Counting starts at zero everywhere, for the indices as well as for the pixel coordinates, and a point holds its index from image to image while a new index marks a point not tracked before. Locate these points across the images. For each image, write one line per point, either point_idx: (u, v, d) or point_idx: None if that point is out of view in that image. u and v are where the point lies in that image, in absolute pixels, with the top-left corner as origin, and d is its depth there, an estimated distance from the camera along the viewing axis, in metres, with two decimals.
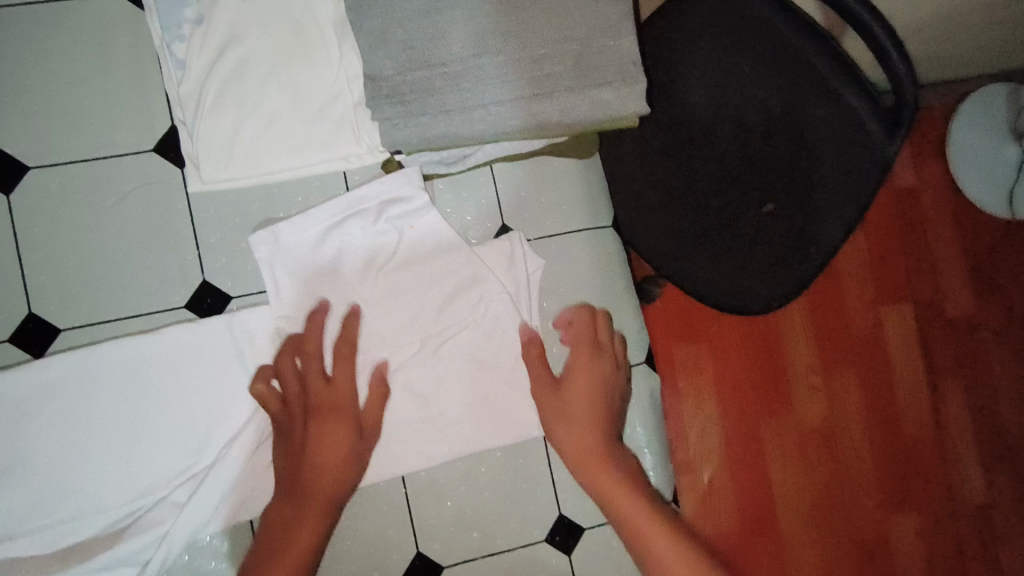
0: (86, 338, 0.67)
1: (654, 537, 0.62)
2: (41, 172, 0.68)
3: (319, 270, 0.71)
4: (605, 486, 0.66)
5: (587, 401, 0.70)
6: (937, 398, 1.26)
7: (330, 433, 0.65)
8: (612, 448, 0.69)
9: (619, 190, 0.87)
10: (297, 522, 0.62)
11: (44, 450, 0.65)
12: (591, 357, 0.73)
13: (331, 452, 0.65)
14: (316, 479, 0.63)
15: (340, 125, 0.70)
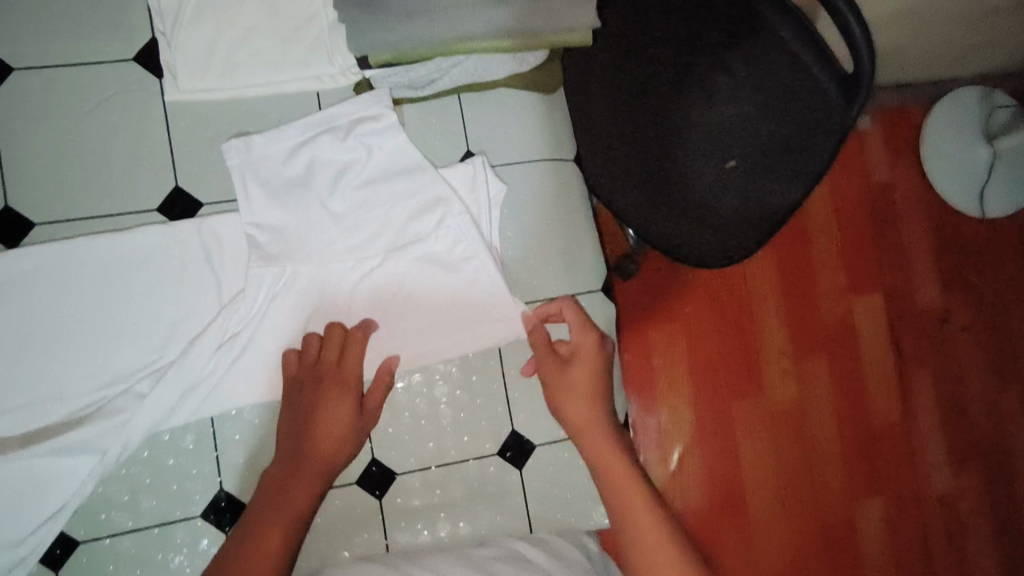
0: (59, 234, 0.70)
1: (641, 512, 0.66)
2: (21, 73, 0.70)
3: (288, 181, 0.74)
4: (603, 458, 0.69)
5: (595, 377, 0.73)
6: (906, 388, 1.30)
7: (336, 408, 0.68)
8: (612, 425, 0.71)
9: (586, 137, 0.85)
10: (295, 488, 0.65)
11: (13, 336, 0.67)
12: (595, 337, 0.74)
13: (331, 429, 0.68)
14: (314, 451, 0.67)
15: (314, 46, 0.74)
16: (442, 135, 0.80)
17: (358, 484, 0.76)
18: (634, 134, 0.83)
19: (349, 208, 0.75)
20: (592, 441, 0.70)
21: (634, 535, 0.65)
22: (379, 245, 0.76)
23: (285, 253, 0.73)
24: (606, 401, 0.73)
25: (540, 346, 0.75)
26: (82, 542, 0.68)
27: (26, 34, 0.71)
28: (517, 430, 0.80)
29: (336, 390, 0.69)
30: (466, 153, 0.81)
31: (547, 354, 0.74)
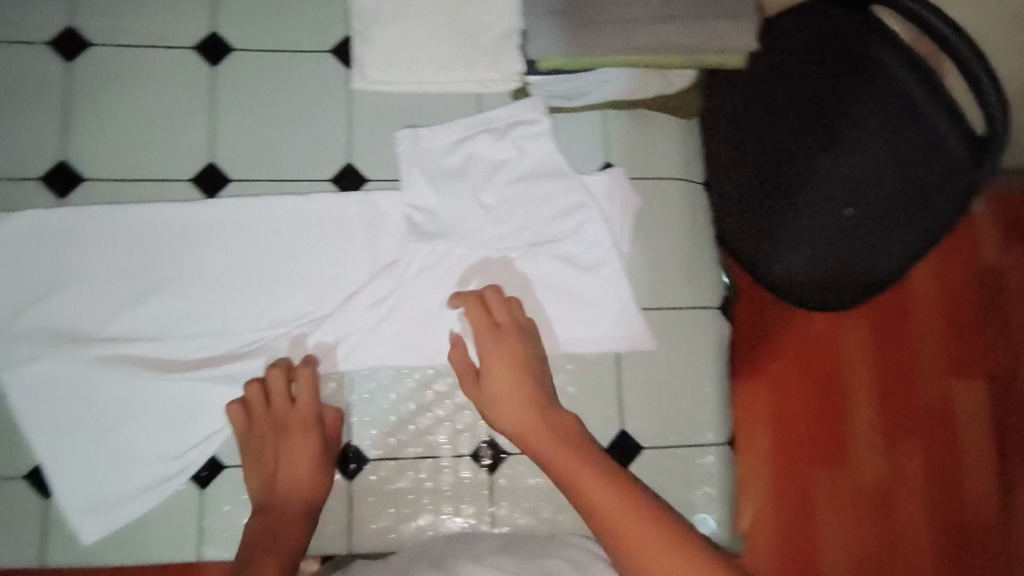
0: (249, 191, 0.80)
1: (611, 502, 0.64)
2: (239, 53, 0.82)
3: (446, 170, 0.82)
4: (558, 460, 0.68)
5: (524, 376, 0.73)
6: (1009, 485, 1.21)
7: (303, 450, 0.74)
8: (566, 432, 0.70)
9: (720, 175, 0.90)
10: (288, 525, 0.72)
11: (200, 273, 0.77)
12: (513, 334, 0.75)
13: (303, 471, 0.74)
14: (295, 490, 0.73)
15: (483, 53, 0.83)
16: (584, 144, 0.86)
17: (470, 457, 0.78)
18: (765, 169, 0.89)
19: (496, 200, 0.82)
20: (538, 441, 0.70)
21: (614, 533, 0.63)
22: (520, 237, 0.82)
23: (435, 232, 0.81)
24: (540, 394, 0.72)
25: (484, 355, 0.74)
26: (228, 466, 0.76)
27: (247, 20, 0.82)
28: (626, 430, 0.82)
29: (292, 436, 0.75)
30: (602, 164, 0.86)
31: (483, 354, 0.74)
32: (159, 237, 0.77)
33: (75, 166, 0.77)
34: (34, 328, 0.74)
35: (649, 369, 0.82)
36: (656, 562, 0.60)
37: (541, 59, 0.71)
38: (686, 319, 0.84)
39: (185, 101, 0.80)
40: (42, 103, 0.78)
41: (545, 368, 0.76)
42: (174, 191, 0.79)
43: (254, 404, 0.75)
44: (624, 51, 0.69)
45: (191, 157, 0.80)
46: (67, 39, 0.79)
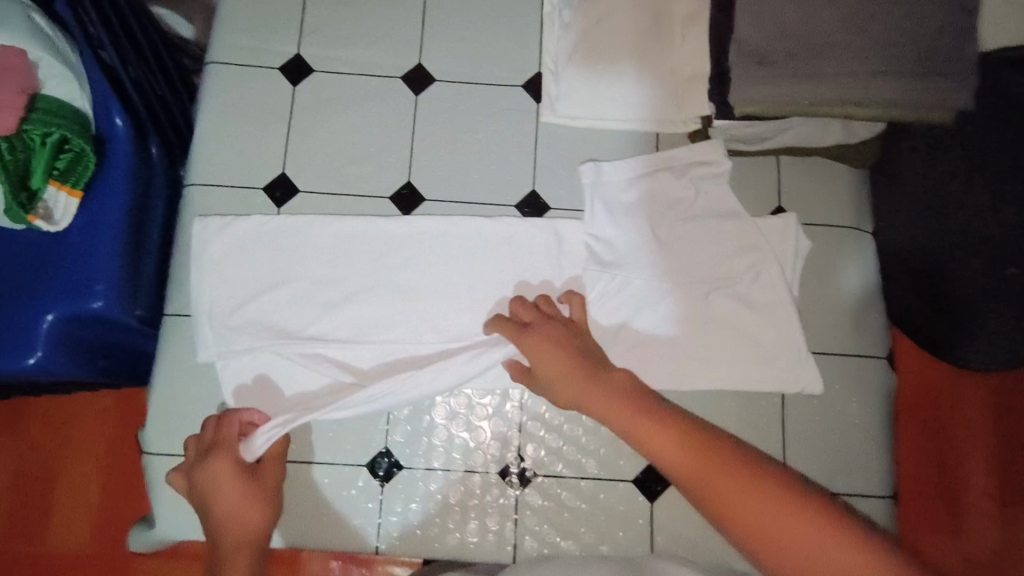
0: (441, 210, 0.86)
1: (670, 440, 0.61)
2: (440, 85, 0.89)
3: (625, 204, 0.86)
4: (619, 419, 0.65)
5: (569, 350, 0.71)
6: None
7: (235, 484, 0.70)
8: (609, 383, 0.68)
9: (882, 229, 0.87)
10: (235, 560, 0.65)
11: (396, 284, 0.84)
12: (561, 326, 0.75)
13: (249, 508, 0.69)
14: (240, 529, 0.68)
15: (668, 96, 0.86)
16: (759, 189, 0.88)
17: (633, 482, 0.82)
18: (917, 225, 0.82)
19: (671, 235, 0.85)
20: (598, 406, 0.67)
21: (678, 472, 0.59)
22: (696, 274, 0.84)
23: (612, 261, 0.84)
24: (583, 359, 0.71)
25: (530, 352, 0.73)
26: (404, 468, 0.81)
27: (450, 55, 0.89)
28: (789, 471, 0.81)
29: (220, 470, 0.70)
30: (776, 208, 0.88)
31: (533, 339, 0.73)
32: (360, 246, 0.84)
33: (293, 178, 0.86)
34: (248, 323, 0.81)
35: (813, 413, 0.83)
36: (721, 489, 0.56)
37: (744, 108, 0.73)
38: (853, 367, 0.84)
39: (391, 125, 0.87)
40: (269, 122, 0.87)
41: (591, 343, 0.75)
42: (376, 206, 0.86)
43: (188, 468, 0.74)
44: (835, 103, 0.71)
45: (392, 176, 0.86)
46: (295, 66, 0.88)
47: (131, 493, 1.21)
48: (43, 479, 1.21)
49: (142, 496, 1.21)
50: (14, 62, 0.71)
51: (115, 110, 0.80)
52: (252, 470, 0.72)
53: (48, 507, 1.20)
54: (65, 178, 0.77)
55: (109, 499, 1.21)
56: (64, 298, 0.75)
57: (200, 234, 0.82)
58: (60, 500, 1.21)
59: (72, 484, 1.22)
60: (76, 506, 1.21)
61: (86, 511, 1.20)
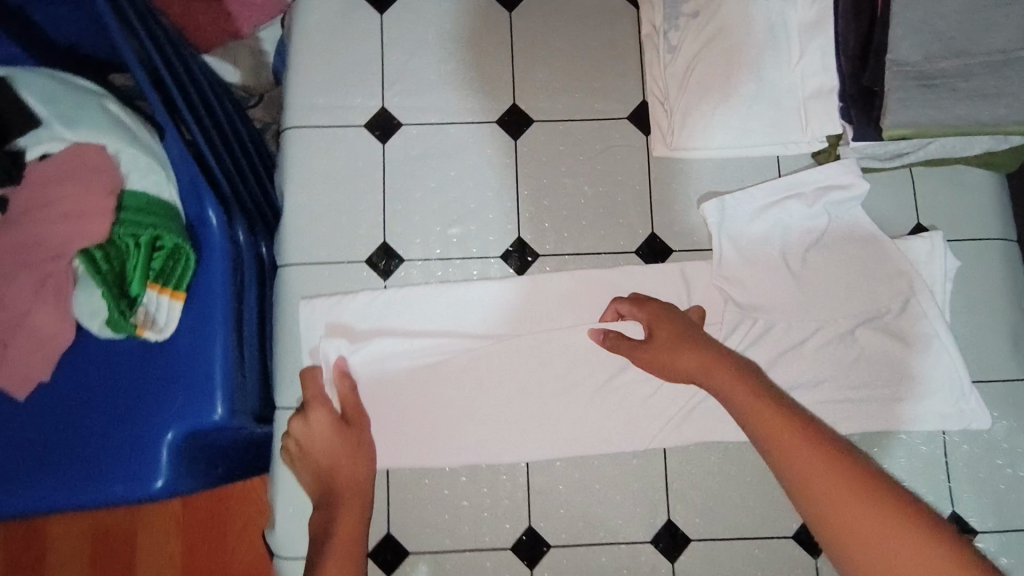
0: (558, 264, 0.81)
1: (778, 424, 0.57)
2: (540, 125, 0.82)
3: (755, 240, 0.79)
4: (730, 388, 0.62)
5: (688, 327, 0.69)
6: None
7: (335, 436, 0.72)
8: (724, 353, 0.66)
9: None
10: (347, 512, 0.67)
11: (516, 353, 0.78)
12: (669, 313, 0.71)
13: (351, 463, 0.71)
14: (350, 485, 0.70)
15: (789, 116, 0.78)
16: (895, 207, 0.81)
17: (794, 538, 0.78)
18: None
19: (807, 266, 0.79)
20: (707, 372, 0.65)
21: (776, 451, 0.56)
22: (839, 310, 0.78)
23: (750, 303, 0.78)
24: (693, 333, 0.69)
25: (646, 321, 0.71)
26: (551, 545, 0.77)
27: (545, 91, 0.82)
28: (960, 511, 0.77)
29: (319, 423, 0.72)
30: (915, 227, 0.81)
31: (648, 310, 0.72)
32: (477, 312, 0.79)
33: (395, 246, 0.80)
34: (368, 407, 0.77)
35: (976, 446, 0.77)
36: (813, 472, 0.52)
37: (898, 130, 0.65)
38: (1015, 393, 0.78)
39: (492, 176, 0.81)
40: (361, 186, 0.80)
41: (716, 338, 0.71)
42: (486, 267, 0.80)
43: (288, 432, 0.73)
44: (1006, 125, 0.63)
45: (501, 233, 0.81)
46: (381, 121, 0.81)
47: (222, 538, 1.06)
48: (120, 534, 1.06)
49: (237, 540, 1.06)
50: (96, 157, 0.68)
51: (207, 203, 0.72)
52: (347, 422, 0.73)
53: (130, 565, 1.05)
54: (160, 278, 0.71)
55: (195, 547, 1.06)
56: (181, 414, 0.71)
57: (307, 318, 0.77)
58: (142, 555, 1.05)
59: (150, 537, 1.06)
60: (159, 561, 1.05)
61: (172, 564, 1.05)
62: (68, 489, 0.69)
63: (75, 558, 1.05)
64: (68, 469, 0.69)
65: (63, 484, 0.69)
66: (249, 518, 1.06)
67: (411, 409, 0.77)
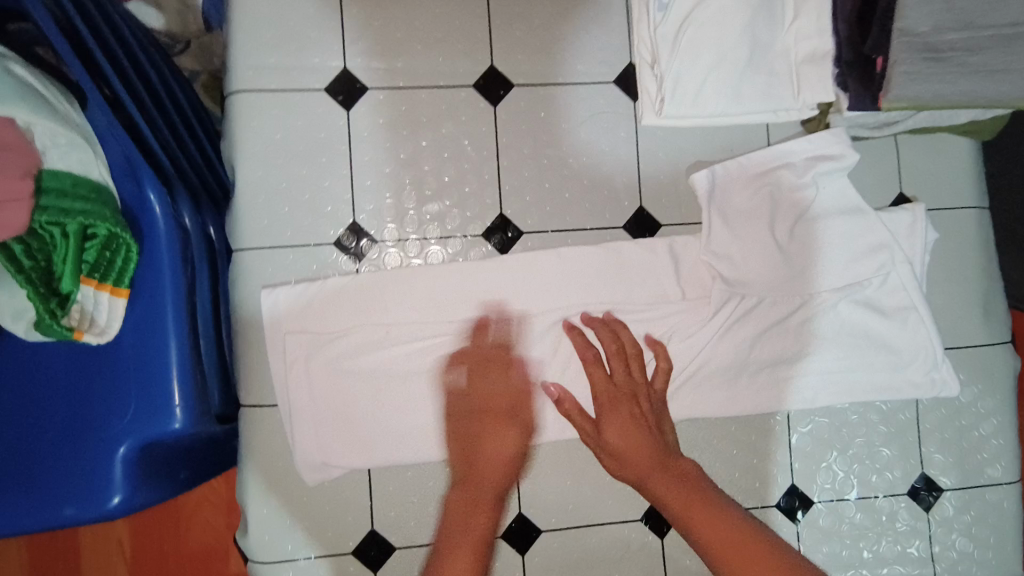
0: (543, 242, 0.76)
1: (720, 533, 0.62)
2: (520, 89, 0.76)
3: (744, 212, 0.77)
4: (670, 495, 0.65)
5: (634, 420, 0.69)
6: None
7: (515, 439, 0.71)
8: (666, 454, 0.68)
9: (1013, 221, 0.81)
10: (485, 503, 0.67)
11: (500, 340, 0.73)
12: (627, 398, 0.70)
13: (499, 448, 0.70)
14: (496, 476, 0.69)
15: (782, 81, 0.74)
16: (878, 175, 0.81)
17: (778, 508, 0.78)
18: None
19: (795, 239, 0.76)
20: (649, 475, 0.67)
21: (728, 561, 0.60)
22: (824, 282, 0.76)
23: (739, 280, 0.76)
24: (643, 422, 0.69)
25: (597, 406, 0.71)
26: (541, 531, 0.75)
27: (525, 51, 0.76)
28: (927, 471, 0.80)
29: (484, 423, 0.71)
30: (899, 197, 0.81)
31: (603, 392, 0.71)
32: (457, 294, 0.73)
33: (366, 225, 0.73)
34: (337, 402, 0.71)
35: (945, 410, 0.80)
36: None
37: (898, 104, 0.65)
38: (982, 357, 0.81)
39: (470, 146, 0.75)
40: (326, 159, 0.73)
41: (665, 420, 0.71)
42: (466, 246, 0.75)
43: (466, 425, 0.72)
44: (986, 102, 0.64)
45: (481, 209, 0.75)
46: (345, 85, 0.74)
47: (173, 520, 1.00)
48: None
49: (190, 520, 1.00)
50: (10, 137, 0.56)
51: (148, 184, 0.63)
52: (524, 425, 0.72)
53: (74, 553, 0.98)
54: (95, 272, 0.62)
55: (144, 531, 0.99)
56: (136, 424, 0.63)
57: (271, 308, 0.70)
58: (87, 543, 0.98)
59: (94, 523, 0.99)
60: (106, 547, 0.99)
61: (121, 549, 0.99)
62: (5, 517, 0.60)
63: (13, 552, 0.98)
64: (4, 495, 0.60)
65: None
66: (201, 497, 1.00)
67: (391, 401, 0.72)
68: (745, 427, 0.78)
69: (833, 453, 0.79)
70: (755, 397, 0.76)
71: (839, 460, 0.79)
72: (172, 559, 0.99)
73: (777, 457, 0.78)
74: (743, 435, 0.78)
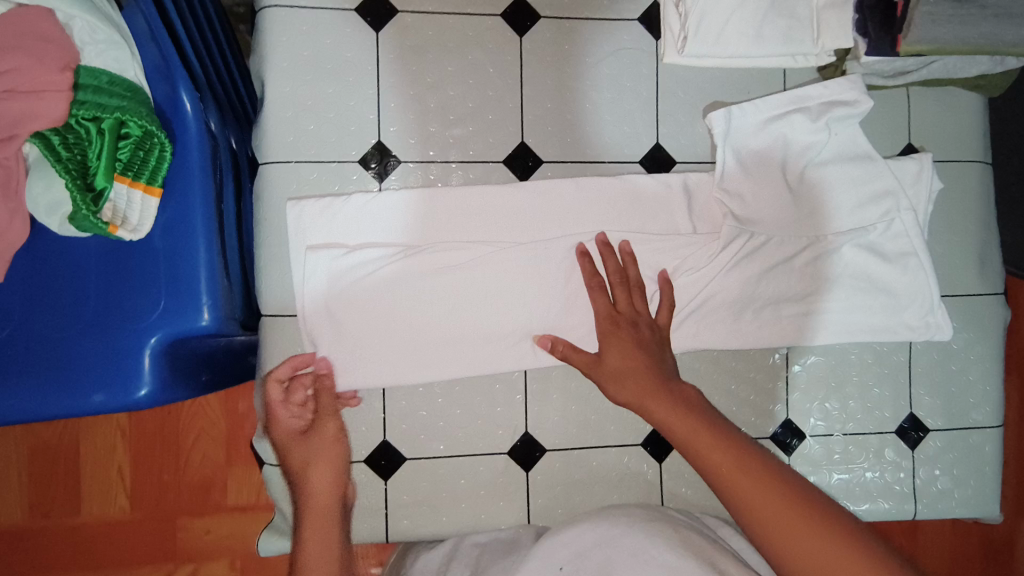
0: (561, 172, 0.78)
1: (720, 454, 0.63)
2: (546, 21, 0.78)
3: (758, 153, 0.79)
4: (673, 420, 0.66)
5: (637, 346, 0.71)
6: None
7: (301, 450, 0.70)
8: (667, 380, 0.70)
9: None
10: (313, 525, 0.66)
11: (513, 265, 0.75)
12: (629, 327, 0.72)
13: (302, 466, 0.69)
14: (314, 495, 0.68)
15: (802, 25, 0.76)
16: (889, 126, 0.83)
17: (772, 439, 0.81)
18: None
19: (801, 183, 0.79)
20: (652, 400, 0.68)
21: (729, 483, 0.61)
22: (827, 226, 0.79)
23: (748, 217, 0.78)
24: (652, 348, 0.72)
25: (600, 335, 0.73)
26: (546, 450, 0.79)
27: None
28: (916, 413, 0.84)
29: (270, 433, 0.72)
30: (907, 147, 0.83)
31: (606, 319, 0.73)
32: (468, 219, 0.75)
33: (390, 146, 0.75)
34: (351, 319, 0.73)
35: (937, 354, 0.84)
36: (754, 498, 0.59)
37: (917, 46, 0.68)
38: (975, 306, 0.84)
39: (494, 73, 0.77)
40: (353, 78, 0.74)
41: (667, 352, 0.73)
42: (487, 172, 0.77)
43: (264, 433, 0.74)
44: (1000, 45, 0.68)
45: (503, 136, 0.77)
46: (375, 7, 0.75)
47: (174, 450, 1.02)
48: (61, 444, 1.01)
49: (190, 450, 1.03)
50: (47, 27, 0.58)
51: (181, 85, 0.65)
52: (309, 432, 0.71)
53: (75, 477, 1.01)
54: (128, 171, 0.63)
55: (144, 459, 1.02)
56: (164, 320, 0.65)
57: (297, 220, 0.72)
58: (87, 467, 1.01)
59: (96, 446, 1.01)
60: (106, 473, 1.01)
61: (122, 472, 1.02)
62: (33, 401, 0.62)
63: (12, 473, 1.00)
64: (37, 379, 0.62)
65: (25, 396, 0.61)
66: (205, 423, 1.03)
67: (405, 319, 0.74)
68: (745, 360, 0.81)
69: (828, 392, 0.82)
70: (758, 333, 0.79)
71: (832, 398, 0.83)
72: (172, 486, 1.02)
73: (774, 392, 0.82)
74: (743, 368, 0.81)
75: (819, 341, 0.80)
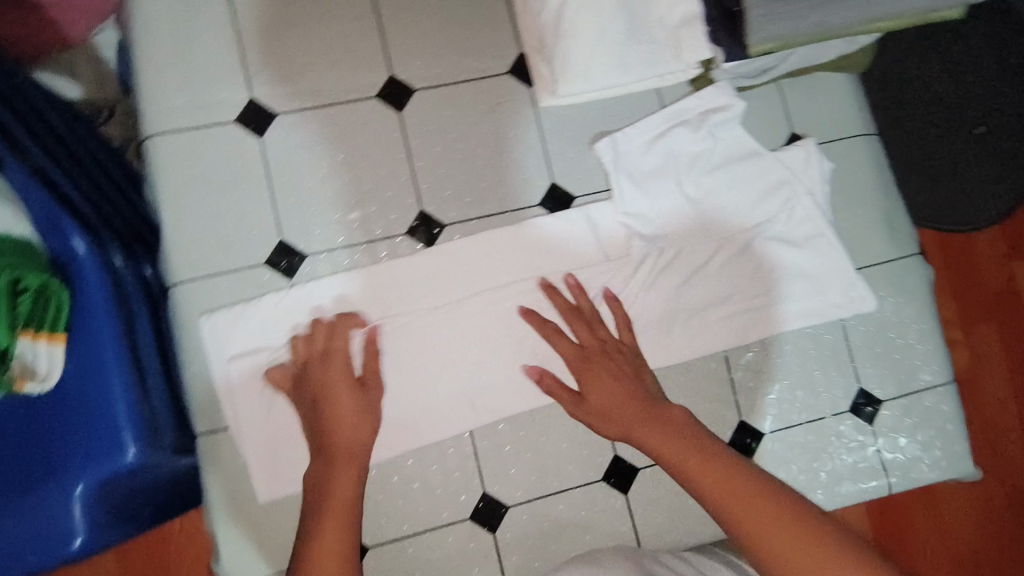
0: (464, 231, 0.79)
1: (713, 473, 0.61)
2: (422, 93, 0.81)
3: (650, 172, 0.81)
4: (663, 447, 0.65)
5: (614, 379, 0.71)
6: None
7: (351, 398, 0.69)
8: (653, 406, 0.69)
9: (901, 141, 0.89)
10: (343, 470, 0.64)
11: (435, 330, 0.76)
12: (600, 359, 0.73)
13: (343, 415, 0.67)
14: (350, 439, 0.66)
15: (660, 47, 0.79)
16: (770, 120, 0.86)
17: (730, 444, 0.81)
18: None
19: (699, 190, 0.82)
20: (642, 428, 0.67)
21: (722, 501, 0.59)
22: (733, 226, 0.82)
23: (654, 234, 0.81)
24: (625, 375, 0.72)
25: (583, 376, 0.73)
26: (509, 506, 0.78)
27: (422, 57, 0.81)
28: (865, 386, 0.84)
29: (318, 376, 0.70)
30: (790, 136, 0.86)
31: (577, 359, 0.74)
32: (384, 293, 0.76)
33: (293, 243, 0.76)
34: (283, 420, 0.73)
35: (871, 325, 0.85)
36: (750, 515, 0.57)
37: (763, 46, 0.72)
38: (895, 270, 0.86)
39: (381, 152, 0.79)
40: (245, 185, 0.76)
41: (642, 371, 0.73)
42: (393, 247, 0.78)
43: (297, 371, 0.71)
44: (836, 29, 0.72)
45: (402, 209, 0.79)
46: (255, 114, 0.77)
47: None
48: None
49: None
50: None
51: (71, 232, 0.65)
52: (361, 385, 0.70)
53: None
54: (31, 323, 0.62)
55: None
56: (90, 464, 0.65)
57: (212, 334, 0.73)
58: None
59: None
60: None
61: None
62: None
63: None
64: None
65: None
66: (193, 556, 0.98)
67: None
68: (688, 373, 0.81)
69: (775, 384, 0.83)
70: (690, 342, 0.80)
71: (780, 390, 0.83)
72: None
73: (723, 397, 0.82)
74: (688, 381, 0.81)
75: (750, 338, 0.81)
